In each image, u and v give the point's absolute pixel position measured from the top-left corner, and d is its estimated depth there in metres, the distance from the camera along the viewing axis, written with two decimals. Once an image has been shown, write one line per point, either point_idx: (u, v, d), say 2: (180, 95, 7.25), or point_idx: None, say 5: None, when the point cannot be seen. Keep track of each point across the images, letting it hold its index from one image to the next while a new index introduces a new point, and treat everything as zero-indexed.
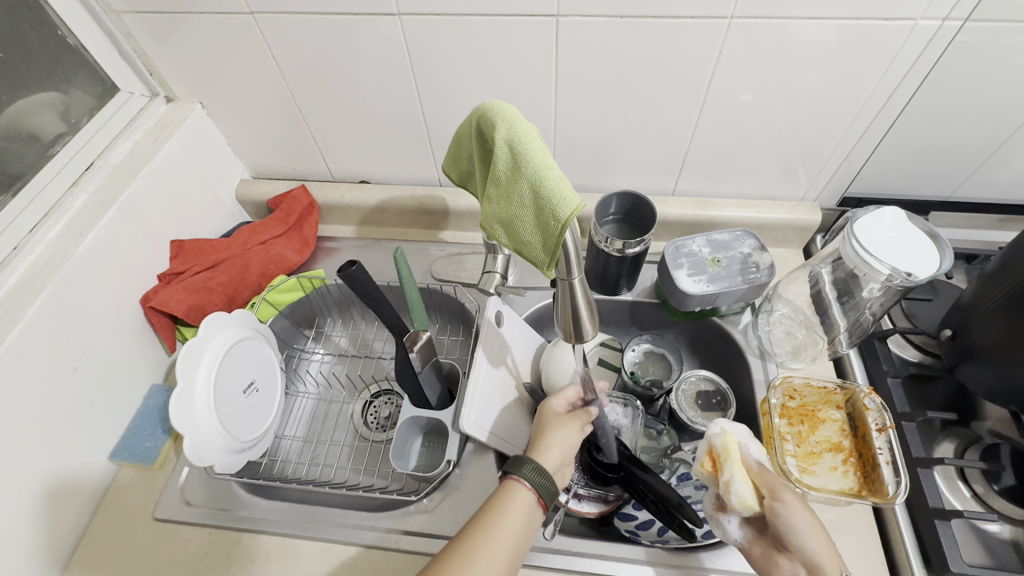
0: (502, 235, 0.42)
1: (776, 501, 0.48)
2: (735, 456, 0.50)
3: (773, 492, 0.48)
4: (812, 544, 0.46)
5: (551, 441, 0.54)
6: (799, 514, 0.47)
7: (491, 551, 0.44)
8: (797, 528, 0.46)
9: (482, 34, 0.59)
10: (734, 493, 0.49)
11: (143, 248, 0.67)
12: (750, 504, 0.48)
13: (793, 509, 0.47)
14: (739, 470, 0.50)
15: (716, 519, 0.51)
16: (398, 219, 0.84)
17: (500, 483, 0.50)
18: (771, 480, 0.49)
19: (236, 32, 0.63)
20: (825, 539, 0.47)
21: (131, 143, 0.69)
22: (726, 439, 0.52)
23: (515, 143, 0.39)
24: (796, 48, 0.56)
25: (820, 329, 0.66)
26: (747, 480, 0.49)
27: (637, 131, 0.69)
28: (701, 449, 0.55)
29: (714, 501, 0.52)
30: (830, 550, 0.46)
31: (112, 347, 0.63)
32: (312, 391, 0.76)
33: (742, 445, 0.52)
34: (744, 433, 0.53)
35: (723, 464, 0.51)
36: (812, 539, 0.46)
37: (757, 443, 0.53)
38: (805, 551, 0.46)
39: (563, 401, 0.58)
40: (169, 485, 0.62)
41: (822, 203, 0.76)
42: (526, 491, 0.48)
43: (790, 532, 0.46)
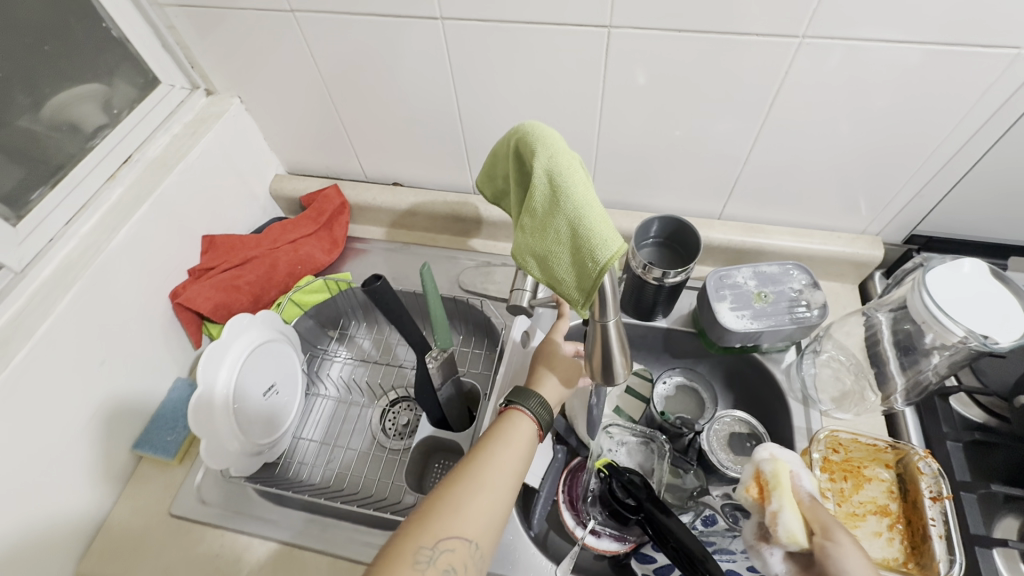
0: (534, 269, 0.40)
1: (828, 541, 0.40)
2: (786, 487, 0.43)
3: (825, 530, 0.41)
4: None
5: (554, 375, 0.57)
6: (856, 558, 0.39)
7: (496, 479, 0.46)
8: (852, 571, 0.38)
9: (527, 42, 0.56)
10: (781, 525, 0.42)
11: (176, 243, 0.67)
12: (798, 539, 0.41)
13: (850, 551, 0.39)
14: (789, 501, 0.43)
15: (757, 550, 0.44)
16: (428, 224, 0.81)
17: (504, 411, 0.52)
18: (826, 517, 0.42)
19: (276, 29, 0.62)
20: None
21: (170, 136, 0.68)
22: (777, 466, 0.44)
23: (555, 174, 0.36)
24: (870, 71, 0.51)
25: (872, 378, 0.61)
26: (797, 513, 0.42)
27: (686, 148, 0.64)
28: (746, 474, 0.47)
29: (756, 530, 0.45)
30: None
31: (140, 340, 0.63)
32: (333, 393, 0.76)
33: (795, 473, 0.45)
34: (798, 463, 0.46)
35: (771, 493, 0.43)
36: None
37: (812, 475, 0.46)
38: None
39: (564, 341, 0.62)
40: (186, 482, 0.62)
41: (885, 238, 0.69)
42: (529, 421, 0.51)
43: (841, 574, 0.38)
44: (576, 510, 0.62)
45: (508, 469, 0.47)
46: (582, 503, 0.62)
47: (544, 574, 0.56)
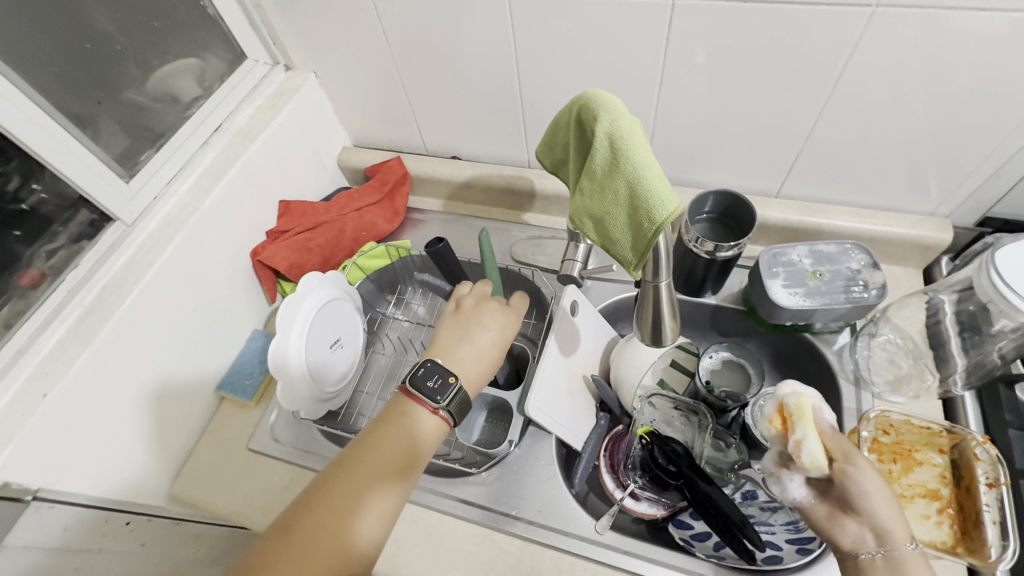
0: (590, 230, 0.42)
1: (850, 464, 0.42)
2: (811, 417, 0.45)
3: (847, 456, 0.43)
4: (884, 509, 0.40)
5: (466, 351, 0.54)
6: (873, 478, 0.42)
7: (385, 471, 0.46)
8: (869, 489, 0.41)
9: (591, 16, 0.57)
10: (804, 450, 0.43)
11: (257, 206, 0.73)
12: (820, 462, 0.43)
13: (868, 473, 0.42)
14: (813, 429, 0.45)
15: (776, 476, 0.46)
16: (483, 197, 0.84)
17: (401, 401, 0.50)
18: (849, 444, 0.44)
19: (351, 6, 0.66)
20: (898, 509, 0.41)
21: (253, 108, 0.74)
22: (801, 399, 0.46)
23: (616, 136, 0.38)
24: (947, 43, 0.49)
25: (930, 362, 0.60)
26: (819, 440, 0.44)
27: (747, 123, 0.63)
28: (768, 408, 0.49)
29: (776, 459, 0.47)
30: (903, 520, 0.40)
31: (224, 293, 0.70)
32: (390, 352, 0.81)
33: (818, 406, 0.47)
34: (819, 399, 0.49)
35: (795, 423, 0.45)
36: (883, 505, 0.41)
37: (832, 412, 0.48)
38: (873, 515, 0.41)
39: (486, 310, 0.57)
40: (262, 422, 0.69)
41: (956, 221, 0.66)
42: (432, 417, 0.50)
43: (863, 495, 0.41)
44: (617, 474, 0.65)
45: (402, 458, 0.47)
46: (623, 467, 0.64)
47: (583, 528, 0.58)
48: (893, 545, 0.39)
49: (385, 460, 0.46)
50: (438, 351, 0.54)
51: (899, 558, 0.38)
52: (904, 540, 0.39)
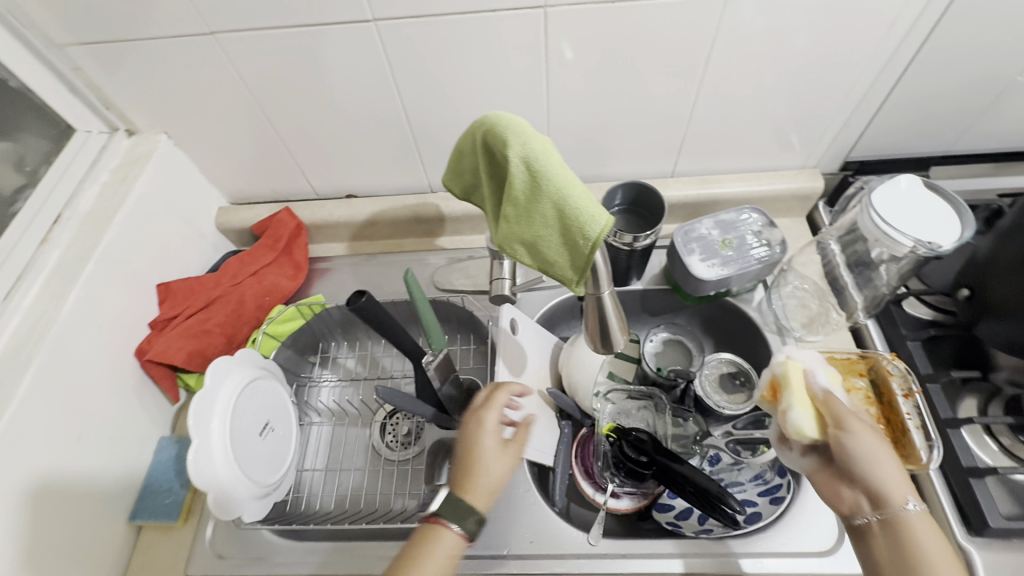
0: (523, 255, 0.40)
1: (839, 433, 0.45)
2: (794, 387, 0.48)
3: (837, 423, 0.46)
4: (877, 474, 0.44)
5: (484, 461, 0.49)
6: (866, 443, 0.44)
7: None
8: (863, 457, 0.44)
9: (467, 32, 0.55)
10: (790, 423, 0.47)
11: (130, 297, 0.63)
12: (807, 434, 0.47)
13: (860, 438, 0.44)
14: (799, 401, 0.48)
15: (782, 446, 0.52)
16: (390, 231, 0.80)
17: (423, 528, 0.46)
18: (838, 408, 0.46)
19: (195, 55, 0.58)
20: (896, 467, 0.44)
21: (98, 186, 0.63)
22: (784, 368, 0.49)
23: (532, 159, 0.37)
24: (785, 17, 0.54)
25: (834, 301, 0.67)
26: (807, 411, 0.47)
27: (635, 112, 0.65)
28: (764, 377, 0.53)
29: (778, 429, 0.52)
30: (901, 479, 0.43)
31: (113, 408, 0.59)
32: (327, 418, 0.75)
33: (809, 371, 0.49)
34: (815, 359, 0.50)
35: (782, 395, 0.49)
36: (877, 469, 0.44)
37: (828, 369, 0.50)
38: (866, 481, 0.44)
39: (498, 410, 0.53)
40: (197, 540, 0.60)
41: (823, 168, 0.74)
42: (455, 536, 0.45)
43: (854, 464, 0.44)
44: (593, 477, 0.64)
45: None
46: (597, 469, 0.64)
47: (576, 544, 0.57)
48: (889, 509, 0.43)
49: None
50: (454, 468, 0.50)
51: (896, 521, 0.42)
52: (900, 501, 0.43)
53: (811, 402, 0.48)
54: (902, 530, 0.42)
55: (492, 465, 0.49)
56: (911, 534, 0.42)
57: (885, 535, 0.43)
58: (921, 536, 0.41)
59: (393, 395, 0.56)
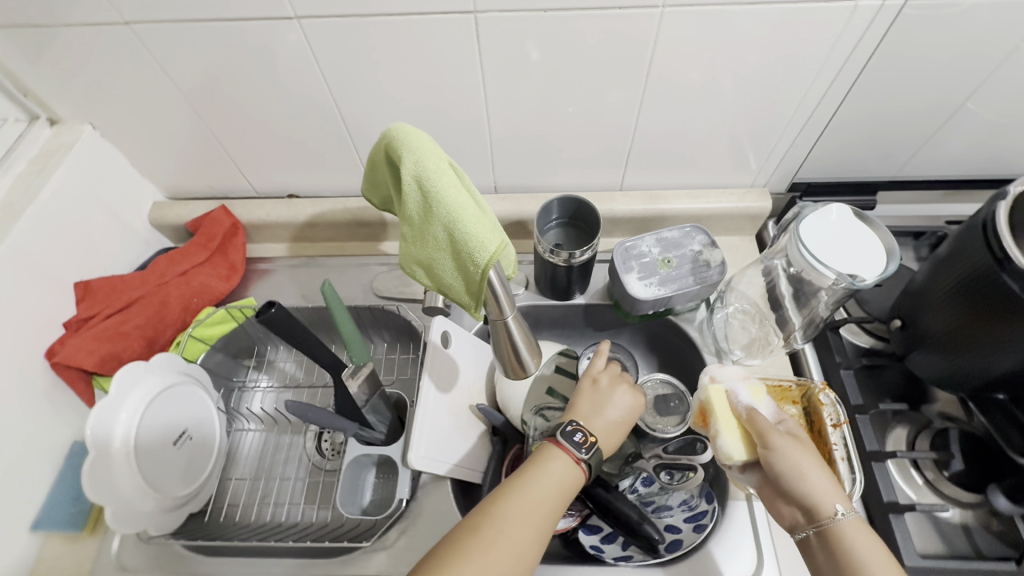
0: (423, 277, 0.39)
1: (766, 451, 0.46)
2: (718, 412, 0.50)
3: (762, 440, 0.47)
4: (805, 487, 0.45)
5: (614, 422, 0.53)
6: (791, 459, 0.45)
7: (527, 505, 0.45)
8: (789, 474, 0.45)
9: (395, 35, 0.53)
10: (721, 448, 0.49)
11: (42, 296, 0.60)
12: (738, 457, 0.48)
13: (784, 455, 0.46)
14: (726, 426, 0.49)
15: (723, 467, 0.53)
16: (333, 233, 0.77)
17: (552, 445, 0.49)
18: (761, 427, 0.47)
19: (113, 45, 0.55)
20: (822, 476, 0.45)
21: (11, 178, 0.60)
22: (707, 395, 0.51)
23: (423, 179, 0.35)
24: (725, 33, 0.52)
25: (774, 323, 0.65)
26: (734, 434, 0.49)
27: (578, 123, 0.63)
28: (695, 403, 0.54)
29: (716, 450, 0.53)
30: (827, 489, 0.44)
31: (16, 412, 0.56)
32: (257, 425, 0.72)
33: (729, 393, 0.51)
34: (736, 378, 0.52)
35: (710, 421, 0.50)
36: (804, 481, 0.45)
37: (750, 387, 0.51)
38: (797, 495, 0.45)
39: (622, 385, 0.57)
40: (102, 552, 0.57)
41: (772, 188, 0.73)
42: (580, 469, 0.49)
43: (783, 479, 0.45)
44: None
45: (538, 494, 0.45)
46: None
47: None
48: (821, 519, 0.44)
49: (530, 503, 0.45)
50: (584, 412, 0.53)
51: (830, 530, 0.43)
52: (828, 511, 0.44)
53: (738, 424, 0.50)
54: (838, 540, 0.43)
55: (619, 430, 0.53)
56: (846, 541, 0.42)
57: (823, 544, 0.44)
58: (855, 542, 0.42)
59: (304, 409, 0.53)
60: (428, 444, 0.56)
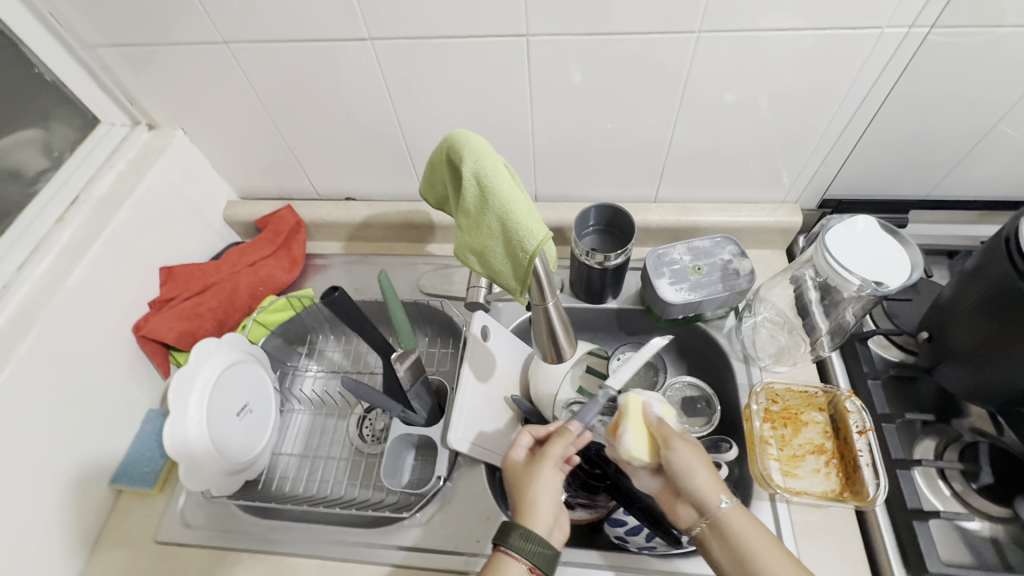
0: (474, 263, 0.44)
1: (668, 450, 0.49)
2: (631, 415, 0.52)
3: (665, 442, 0.50)
4: (698, 484, 0.48)
5: (532, 498, 0.50)
6: (685, 460, 0.49)
7: None
8: (683, 471, 0.48)
9: (455, 55, 0.59)
10: (626, 449, 0.51)
11: (134, 277, 0.68)
12: (639, 456, 0.51)
13: (679, 455, 0.49)
14: (634, 429, 0.52)
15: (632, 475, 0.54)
16: (384, 234, 0.84)
17: (490, 558, 0.47)
18: (664, 430, 0.50)
19: (210, 61, 0.63)
20: (713, 476, 0.48)
21: (115, 174, 0.68)
22: (624, 402, 0.53)
23: (482, 175, 0.40)
24: (758, 57, 0.56)
25: (802, 332, 0.67)
26: (640, 437, 0.51)
27: (616, 138, 0.68)
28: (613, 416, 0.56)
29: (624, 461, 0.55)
30: (712, 485, 0.47)
31: (105, 377, 0.64)
32: (307, 407, 0.79)
33: (644, 403, 0.53)
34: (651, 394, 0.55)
35: (619, 425, 0.52)
36: (697, 479, 0.48)
37: (662, 403, 0.55)
38: (691, 492, 0.48)
39: (522, 449, 0.56)
40: (169, 508, 0.63)
41: (803, 204, 0.76)
42: (516, 564, 0.45)
43: (681, 476, 0.48)
44: None
45: None
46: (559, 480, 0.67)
47: None
48: (709, 510, 0.46)
49: None
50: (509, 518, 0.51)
51: (718, 521, 0.46)
52: (714, 504, 0.46)
53: (646, 429, 0.52)
54: (726, 530, 0.45)
55: (537, 494, 0.50)
56: (732, 530, 0.45)
57: (717, 536, 0.46)
58: (741, 530, 0.45)
59: (358, 387, 0.58)
60: (465, 429, 0.60)
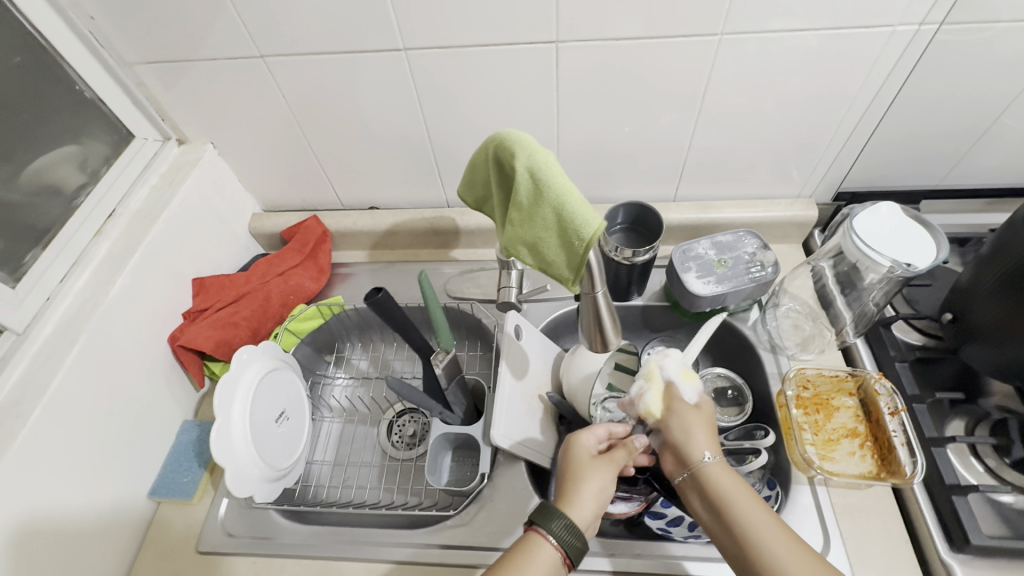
0: (526, 256, 0.45)
1: (676, 411, 0.53)
2: (656, 376, 0.55)
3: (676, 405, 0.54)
4: (693, 440, 0.51)
5: (584, 490, 0.51)
6: (683, 420, 0.53)
7: None
8: (682, 429, 0.52)
9: (486, 62, 0.61)
10: (642, 403, 0.54)
11: (168, 288, 0.69)
12: (654, 412, 0.54)
13: (683, 416, 0.53)
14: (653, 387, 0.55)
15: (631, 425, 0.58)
16: (408, 241, 0.85)
17: (525, 535, 0.48)
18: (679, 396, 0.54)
19: (245, 75, 0.65)
20: (709, 436, 0.52)
21: (148, 188, 0.70)
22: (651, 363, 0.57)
23: (536, 169, 0.42)
24: (775, 58, 0.59)
25: (826, 321, 0.69)
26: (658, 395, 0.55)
27: (638, 139, 0.70)
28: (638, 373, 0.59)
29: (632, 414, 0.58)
30: (703, 443, 0.51)
31: (144, 388, 0.64)
32: (337, 415, 0.78)
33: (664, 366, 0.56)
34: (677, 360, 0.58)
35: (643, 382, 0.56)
36: (692, 436, 0.52)
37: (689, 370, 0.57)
38: (683, 446, 0.52)
39: (593, 438, 0.56)
40: (210, 518, 0.63)
41: (818, 199, 0.79)
42: (552, 548, 0.46)
43: (679, 433, 0.52)
44: None
45: None
46: None
47: None
48: (692, 465, 0.50)
49: None
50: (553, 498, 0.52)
51: (700, 475, 0.49)
52: (699, 458, 0.50)
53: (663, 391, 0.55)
54: (706, 481, 0.49)
55: (592, 488, 0.51)
56: (711, 482, 0.49)
57: (699, 490, 0.49)
58: (718, 482, 0.48)
59: (401, 387, 0.59)
60: (505, 426, 0.60)
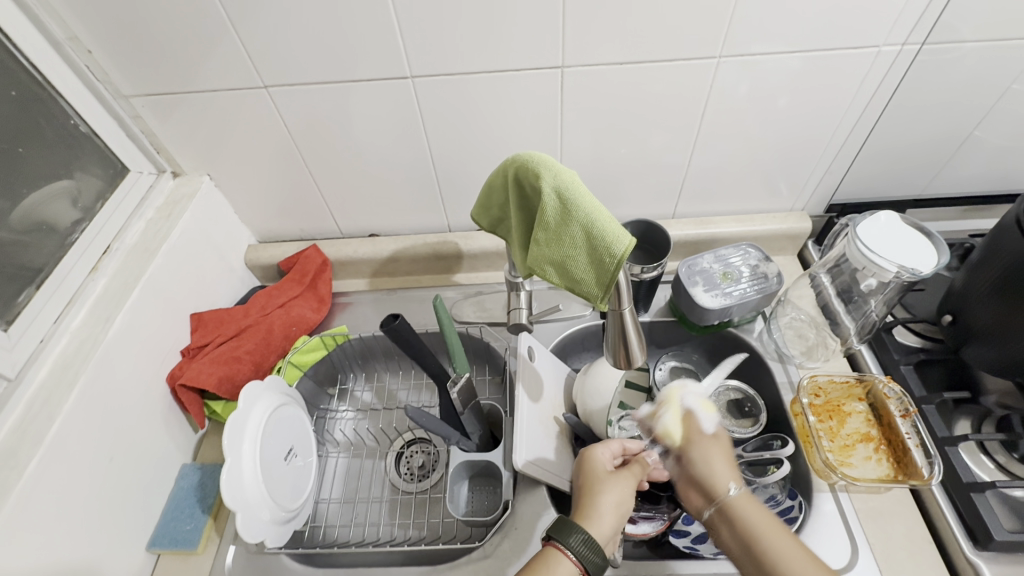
0: (553, 275, 0.45)
1: (698, 438, 0.53)
2: (675, 400, 0.56)
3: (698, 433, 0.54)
4: (715, 471, 0.51)
5: (602, 505, 0.50)
6: (705, 451, 0.52)
7: None
8: (704, 458, 0.52)
9: (493, 88, 0.62)
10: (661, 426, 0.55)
11: (166, 325, 0.66)
12: (672, 434, 0.54)
13: (704, 445, 0.53)
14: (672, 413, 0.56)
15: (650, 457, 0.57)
16: (410, 267, 0.84)
17: (542, 550, 0.46)
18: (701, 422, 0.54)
19: (248, 105, 0.65)
20: (730, 467, 0.51)
21: (145, 222, 0.68)
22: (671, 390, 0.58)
23: (563, 189, 0.42)
24: (771, 79, 0.62)
25: (829, 330, 0.71)
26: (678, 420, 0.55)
27: (640, 159, 0.72)
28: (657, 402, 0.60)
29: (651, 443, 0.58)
30: (726, 474, 0.50)
31: (142, 431, 0.61)
32: (343, 450, 0.76)
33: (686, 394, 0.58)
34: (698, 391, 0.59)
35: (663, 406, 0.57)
36: (714, 467, 0.51)
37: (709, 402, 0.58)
38: (707, 478, 0.51)
39: (608, 453, 0.56)
40: (215, 568, 0.59)
41: (809, 211, 0.82)
42: (570, 564, 0.44)
43: (701, 462, 0.52)
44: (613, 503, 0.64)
45: None
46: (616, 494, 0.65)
47: None
48: (717, 498, 0.49)
49: None
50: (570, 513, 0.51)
51: (724, 507, 0.48)
52: (723, 490, 0.49)
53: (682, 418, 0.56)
54: (732, 513, 0.47)
55: (609, 502, 0.50)
56: (738, 513, 0.47)
57: (723, 520, 0.48)
58: (746, 514, 0.47)
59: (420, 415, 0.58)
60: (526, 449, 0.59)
